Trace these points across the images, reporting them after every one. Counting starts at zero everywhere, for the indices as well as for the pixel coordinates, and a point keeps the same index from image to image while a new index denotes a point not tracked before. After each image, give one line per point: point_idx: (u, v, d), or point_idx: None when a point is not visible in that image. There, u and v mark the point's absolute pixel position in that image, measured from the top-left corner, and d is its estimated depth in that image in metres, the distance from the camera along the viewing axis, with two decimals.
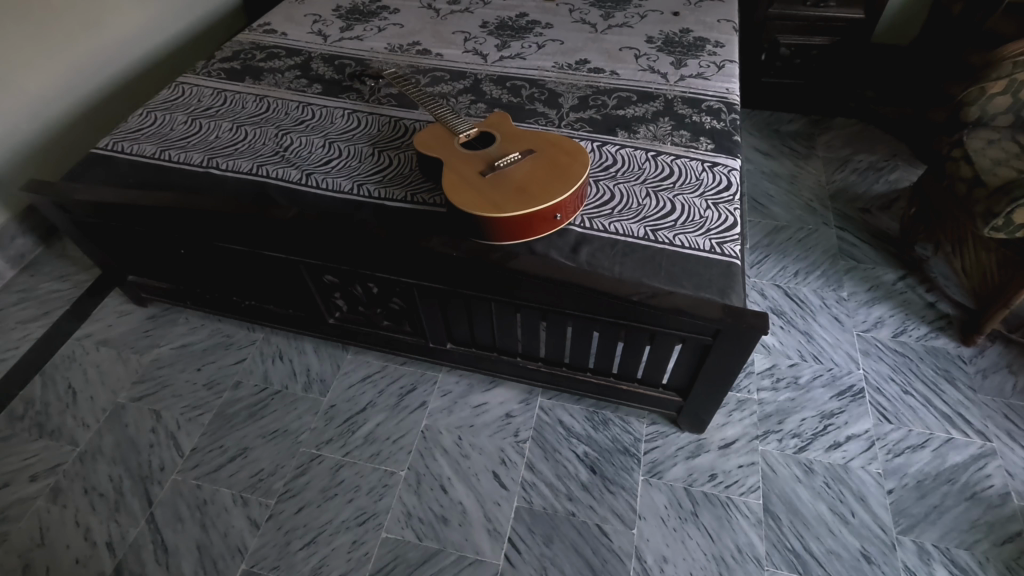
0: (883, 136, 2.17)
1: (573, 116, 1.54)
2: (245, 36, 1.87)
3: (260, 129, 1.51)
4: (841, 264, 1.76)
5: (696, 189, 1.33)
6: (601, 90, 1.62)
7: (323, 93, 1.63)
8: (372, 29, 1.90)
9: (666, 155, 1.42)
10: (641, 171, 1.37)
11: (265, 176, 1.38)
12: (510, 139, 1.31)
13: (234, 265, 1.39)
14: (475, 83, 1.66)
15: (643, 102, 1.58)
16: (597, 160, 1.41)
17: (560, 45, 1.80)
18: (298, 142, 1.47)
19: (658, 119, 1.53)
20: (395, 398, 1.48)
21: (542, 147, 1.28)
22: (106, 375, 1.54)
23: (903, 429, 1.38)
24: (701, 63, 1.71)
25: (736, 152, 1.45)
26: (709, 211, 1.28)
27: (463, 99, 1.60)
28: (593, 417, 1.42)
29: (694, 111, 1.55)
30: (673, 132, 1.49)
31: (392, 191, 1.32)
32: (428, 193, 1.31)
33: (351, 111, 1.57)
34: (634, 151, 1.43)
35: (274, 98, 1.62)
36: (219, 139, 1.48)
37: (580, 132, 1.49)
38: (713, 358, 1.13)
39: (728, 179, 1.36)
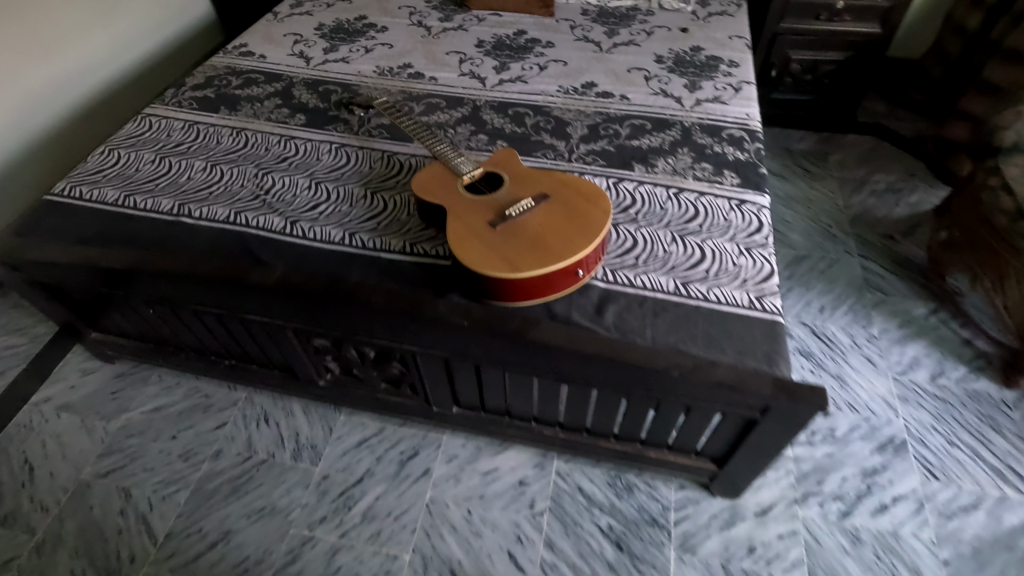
0: (901, 154, 2.07)
1: (583, 148, 1.41)
2: (218, 59, 1.71)
3: (237, 168, 1.36)
4: (868, 297, 1.64)
5: (726, 231, 1.21)
6: (612, 118, 1.49)
7: (306, 125, 1.49)
8: (358, 50, 1.75)
9: (689, 192, 1.30)
10: (663, 212, 1.24)
11: (243, 226, 1.23)
12: (520, 181, 1.16)
13: (211, 326, 1.23)
14: (473, 111, 1.52)
15: (658, 131, 1.45)
16: (615, 200, 1.27)
17: (564, 66, 1.66)
18: (281, 183, 1.32)
19: (678, 150, 1.40)
20: (395, 466, 1.33)
21: (558, 189, 1.14)
22: (68, 447, 1.38)
23: (953, 488, 1.27)
24: (716, 85, 1.59)
25: (764, 187, 1.32)
26: (742, 258, 1.15)
27: (461, 130, 1.46)
28: (615, 482, 1.29)
29: (715, 140, 1.42)
30: (694, 164, 1.36)
31: (389, 242, 1.18)
32: (429, 244, 1.17)
33: (339, 145, 1.42)
34: (654, 188, 1.30)
35: (252, 131, 1.46)
36: (191, 181, 1.33)
37: (593, 167, 1.36)
38: (760, 434, 1.00)
39: (759, 219, 1.24)
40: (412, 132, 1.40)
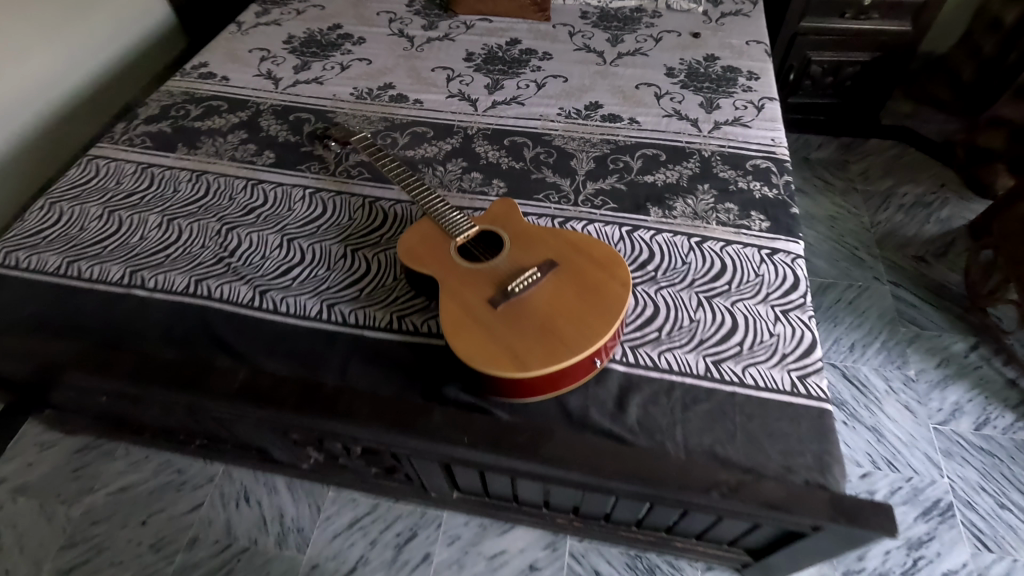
0: (928, 161, 1.91)
1: (591, 187, 1.24)
2: (175, 83, 1.52)
3: (197, 223, 1.19)
4: (901, 331, 1.51)
5: (757, 290, 1.06)
6: (622, 147, 1.32)
7: (276, 164, 1.31)
8: (333, 68, 1.56)
9: (713, 241, 1.14)
10: (685, 267, 1.09)
11: (205, 298, 1.07)
12: (523, 244, 1.01)
13: (174, 414, 1.08)
14: (464, 142, 1.35)
15: (674, 164, 1.28)
16: (629, 253, 1.12)
17: (564, 84, 1.48)
18: (247, 242, 1.16)
19: (697, 187, 1.24)
20: (391, 551, 1.21)
21: (567, 255, 0.98)
22: (27, 539, 1.24)
23: (1006, 561, 1.16)
24: (736, 103, 1.42)
25: (797, 231, 1.17)
26: (778, 325, 1.01)
27: (451, 167, 1.29)
28: (635, 564, 1.17)
29: (738, 174, 1.26)
30: (717, 205, 1.20)
31: (374, 317, 1.03)
32: (420, 318, 1.02)
33: (312, 191, 1.25)
34: (673, 237, 1.15)
35: (214, 174, 1.29)
36: (144, 241, 1.16)
37: (603, 211, 1.20)
38: (807, 545, 0.87)
39: (793, 273, 1.09)
40: (395, 175, 1.23)
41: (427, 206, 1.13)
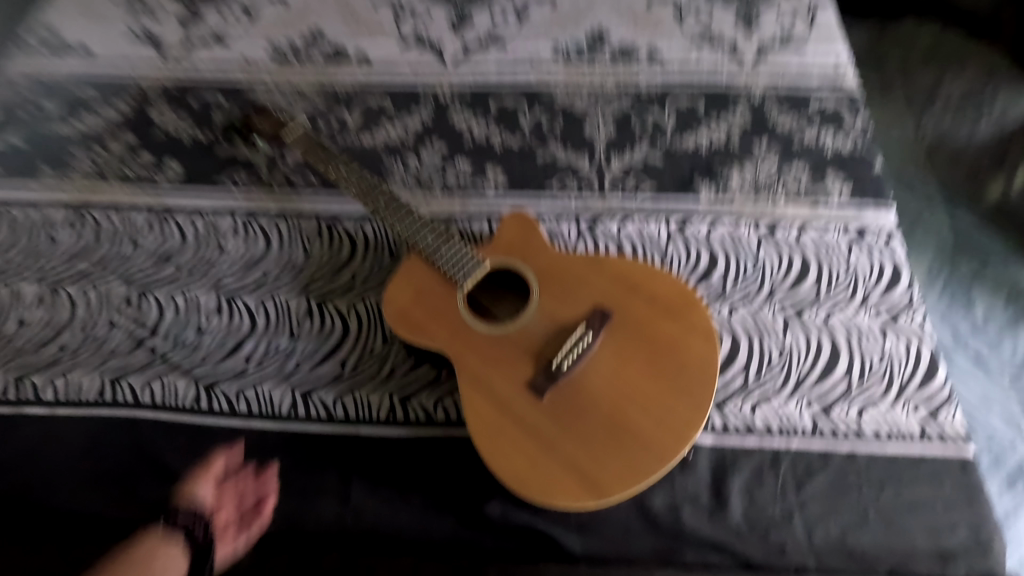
0: (972, 43, 1.61)
1: (617, 165, 0.94)
2: (16, 66, 1.08)
3: (94, 288, 0.87)
4: (963, 267, 1.32)
5: (852, 293, 0.83)
6: (647, 98, 1.00)
7: (186, 181, 0.96)
8: (234, 16, 1.13)
9: (786, 227, 0.88)
10: (758, 273, 0.85)
11: (131, 405, 0.79)
12: (557, 288, 0.74)
13: None
14: (437, 114, 1.00)
15: (718, 116, 0.98)
16: (683, 260, 0.86)
17: (553, 7, 1.11)
18: (171, 310, 0.85)
19: (754, 147, 0.95)
20: None
21: (620, 300, 0.72)
22: None
23: None
24: (781, 14, 1.08)
25: (886, 195, 0.91)
26: (887, 342, 0.80)
27: (428, 155, 0.96)
28: None
29: (803, 122, 0.96)
30: (783, 171, 0.92)
31: (369, 406, 0.77)
32: (431, 401, 0.77)
33: (244, 218, 0.92)
34: (734, 227, 0.88)
35: (101, 207, 0.93)
36: (26, 327, 0.84)
37: (640, 198, 0.91)
38: None
39: (891, 261, 0.86)
40: (350, 184, 0.87)
41: (408, 232, 0.81)
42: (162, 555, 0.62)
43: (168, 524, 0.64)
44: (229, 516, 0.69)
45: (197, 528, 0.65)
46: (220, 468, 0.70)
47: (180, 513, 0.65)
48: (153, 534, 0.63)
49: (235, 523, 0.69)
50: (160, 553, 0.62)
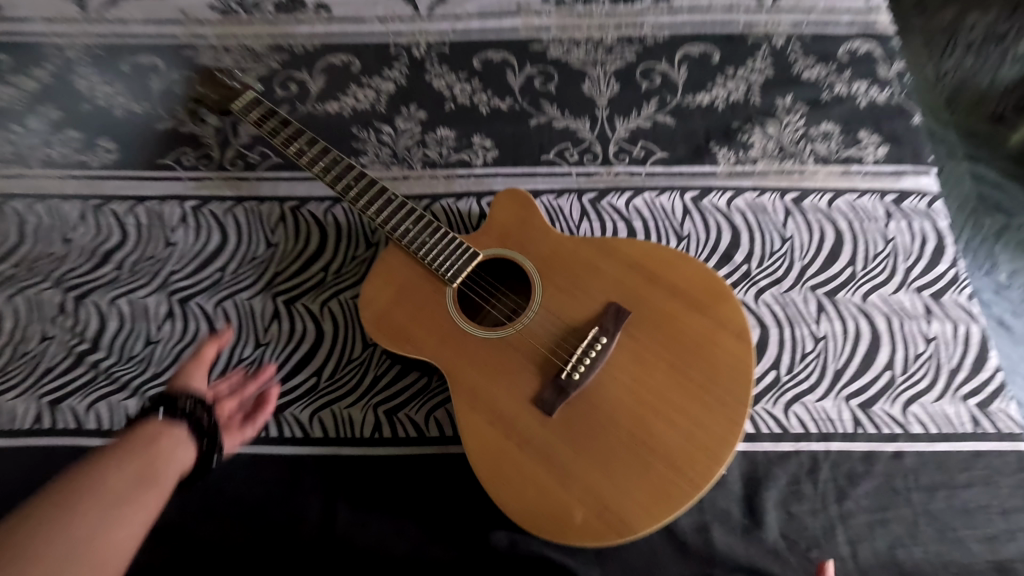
0: None
1: (622, 128, 0.82)
2: None
3: (21, 296, 0.75)
4: None
5: (891, 269, 0.74)
6: (653, 48, 0.87)
7: (122, 163, 0.82)
8: None
9: (815, 195, 0.78)
10: (786, 250, 0.75)
11: (73, 432, 0.68)
12: (564, 282, 0.63)
13: None
14: (413, 74, 0.86)
15: (735, 67, 0.85)
16: (702, 238, 0.76)
17: None
18: (114, 318, 0.73)
19: (777, 102, 0.83)
20: None
21: (638, 294, 0.62)
22: None
23: None
24: None
25: (926, 154, 0.80)
26: (932, 324, 0.71)
27: (404, 123, 0.83)
28: None
29: (832, 71, 0.84)
30: (811, 130, 0.81)
31: (350, 422, 0.68)
32: (421, 414, 0.67)
33: (194, 205, 0.79)
34: (758, 196, 0.78)
35: (24, 198, 0.80)
36: None
37: (649, 166, 0.79)
38: None
39: (934, 231, 0.76)
40: (316, 167, 0.72)
41: (386, 220, 0.69)
42: (165, 442, 0.51)
43: (169, 412, 0.53)
44: (230, 411, 0.61)
45: (204, 414, 0.54)
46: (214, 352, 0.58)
47: (181, 400, 0.54)
48: (153, 420, 0.52)
49: (239, 419, 0.61)
50: (162, 441, 0.51)
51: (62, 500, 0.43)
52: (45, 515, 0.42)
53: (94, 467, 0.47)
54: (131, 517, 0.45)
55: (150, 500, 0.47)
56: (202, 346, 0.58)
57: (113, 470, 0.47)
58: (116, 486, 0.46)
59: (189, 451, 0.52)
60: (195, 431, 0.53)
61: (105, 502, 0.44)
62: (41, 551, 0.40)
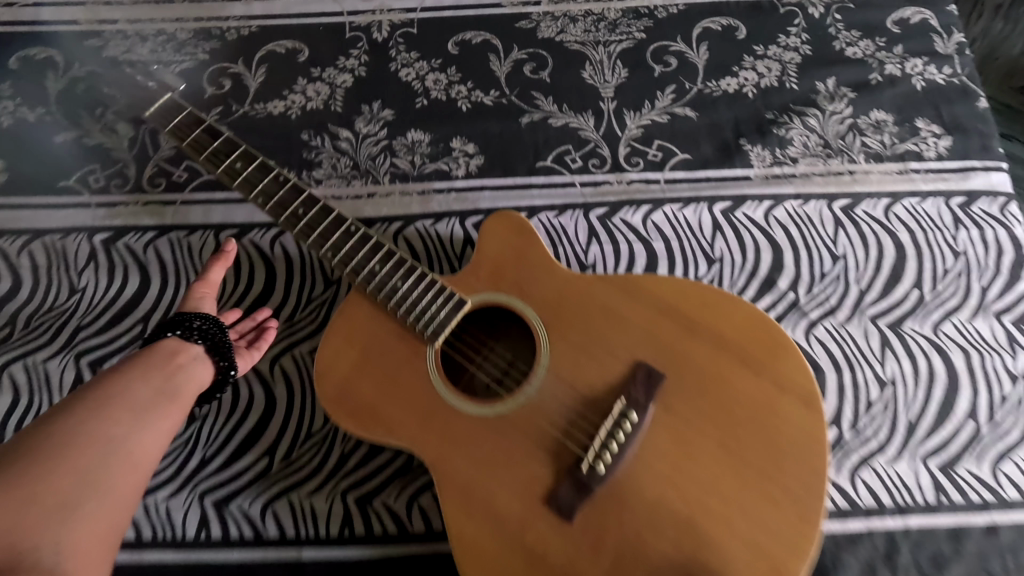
0: None
1: (633, 125, 0.67)
2: None
3: None
4: None
5: (964, 289, 0.61)
6: (666, 22, 0.71)
7: (14, 188, 0.65)
8: None
9: (870, 201, 0.64)
10: (839, 271, 0.62)
11: None
12: (577, 337, 0.49)
13: None
14: (374, 62, 0.70)
15: (765, 44, 0.70)
16: (737, 259, 0.62)
17: None
18: (6, 391, 0.58)
19: (818, 86, 0.68)
20: None
21: (673, 350, 0.48)
22: None
23: None
24: None
25: (995, 144, 0.67)
26: (1018, 358, 0.58)
27: (366, 125, 0.68)
28: None
29: (881, 46, 0.70)
30: (860, 120, 0.67)
31: (313, 516, 0.54)
32: (403, 503, 0.54)
33: (105, 239, 0.63)
34: (801, 205, 0.64)
35: None
36: None
37: (668, 170, 0.65)
38: None
39: (1012, 239, 0.63)
40: (252, 188, 0.57)
41: (345, 259, 0.54)
42: (183, 359, 0.49)
43: (182, 332, 0.50)
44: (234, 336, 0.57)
45: (217, 333, 0.52)
46: (220, 277, 0.56)
47: (195, 321, 0.51)
48: (168, 339, 0.49)
49: (245, 343, 0.57)
50: (180, 358, 0.48)
51: (91, 408, 0.43)
52: (78, 419, 0.42)
53: (116, 377, 0.45)
54: (158, 426, 0.45)
55: (171, 416, 0.46)
56: (209, 269, 0.56)
57: (135, 380, 0.45)
58: (141, 396, 0.45)
59: (207, 369, 0.50)
60: (212, 350, 0.51)
61: (132, 410, 0.44)
62: (79, 452, 0.40)
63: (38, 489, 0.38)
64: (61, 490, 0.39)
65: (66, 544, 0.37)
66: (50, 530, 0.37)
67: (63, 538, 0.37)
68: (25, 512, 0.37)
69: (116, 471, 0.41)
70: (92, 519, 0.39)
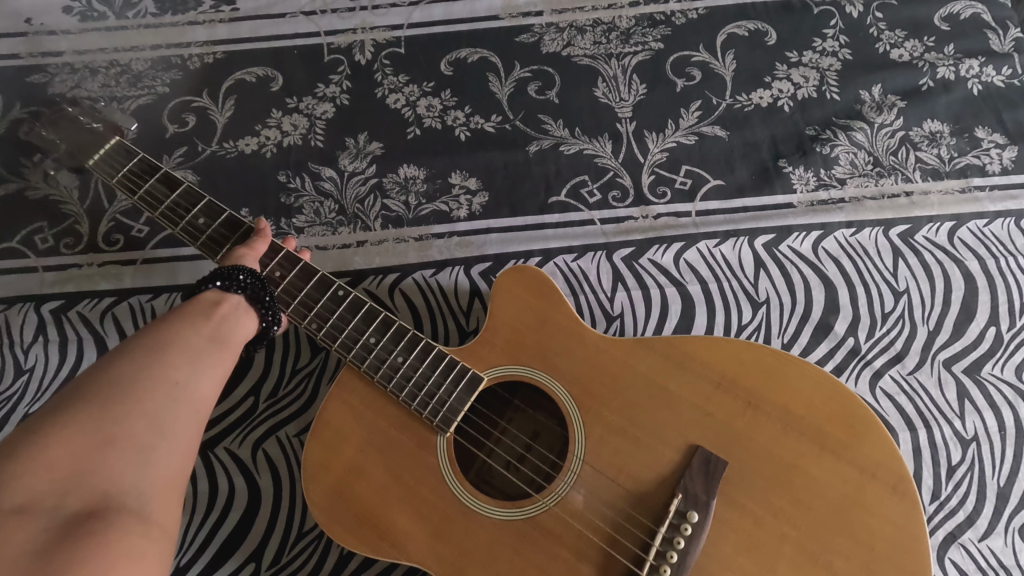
0: None
1: (657, 149, 0.59)
2: None
3: None
4: None
5: None
6: (686, 30, 0.63)
7: None
8: None
9: (931, 225, 0.56)
10: (902, 309, 0.54)
11: None
12: (615, 419, 0.42)
13: None
14: (358, 88, 0.62)
15: (800, 50, 0.62)
16: (785, 302, 0.54)
17: None
18: None
19: (862, 96, 0.60)
20: None
21: (734, 431, 0.40)
22: None
23: None
24: None
25: None
26: None
27: (351, 161, 0.59)
28: None
29: (930, 47, 0.62)
30: (913, 134, 0.59)
31: None
32: None
33: (54, 308, 0.55)
34: (854, 233, 0.56)
35: None
36: None
37: (700, 200, 0.57)
38: None
39: None
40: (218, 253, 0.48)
41: (332, 332, 0.45)
42: (225, 309, 0.40)
43: (225, 283, 0.41)
44: None
45: (264, 287, 0.43)
46: (266, 249, 0.47)
47: (236, 273, 0.42)
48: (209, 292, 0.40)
49: None
50: (223, 308, 0.40)
51: (143, 349, 0.35)
52: (132, 358, 0.34)
53: (168, 319, 0.37)
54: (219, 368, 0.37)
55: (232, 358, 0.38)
56: (254, 239, 0.47)
57: (192, 320, 0.38)
58: (199, 335, 0.37)
59: (252, 321, 0.41)
60: (258, 304, 0.42)
61: (193, 347, 0.36)
62: (141, 391, 0.33)
63: (101, 433, 0.31)
64: (130, 430, 0.31)
65: (143, 489, 0.30)
66: (123, 476, 0.30)
67: (137, 486, 0.30)
68: (94, 457, 0.30)
69: (182, 413, 0.34)
70: (165, 467, 0.32)
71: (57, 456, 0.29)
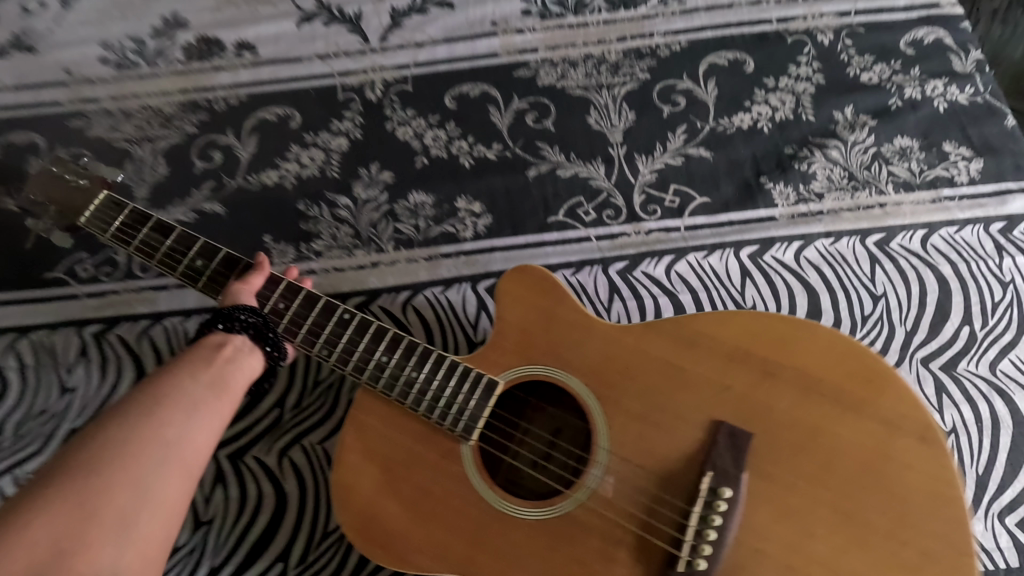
0: None
1: (646, 170, 0.63)
2: None
3: None
4: None
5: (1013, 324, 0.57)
6: (670, 61, 0.68)
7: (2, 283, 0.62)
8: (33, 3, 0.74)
9: (905, 233, 0.60)
10: (881, 312, 0.58)
11: None
12: (631, 407, 0.45)
13: None
14: (370, 122, 0.67)
15: (776, 76, 0.67)
16: (771, 307, 0.58)
17: None
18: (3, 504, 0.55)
19: (835, 116, 0.65)
20: None
21: (756, 402, 0.43)
22: None
23: None
24: None
25: None
26: None
27: (365, 189, 0.64)
28: None
29: (897, 69, 0.67)
30: (884, 149, 0.63)
31: None
32: None
33: (96, 331, 0.60)
34: (833, 242, 0.60)
35: None
36: None
37: (688, 216, 0.61)
38: None
39: None
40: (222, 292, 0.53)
41: (344, 355, 0.49)
42: (229, 351, 0.43)
43: (227, 323, 0.45)
44: None
45: (264, 323, 0.46)
46: (263, 281, 0.51)
47: (236, 312, 0.46)
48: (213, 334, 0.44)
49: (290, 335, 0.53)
50: (227, 350, 0.43)
51: (138, 407, 0.37)
52: (125, 419, 0.36)
53: (164, 375, 0.40)
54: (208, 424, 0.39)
55: (224, 409, 0.40)
56: (250, 274, 0.50)
57: (185, 376, 0.40)
58: (193, 390, 0.39)
59: (257, 357, 0.45)
60: (259, 340, 0.45)
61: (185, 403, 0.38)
62: (130, 456, 0.34)
63: (89, 499, 0.32)
64: (118, 498, 0.33)
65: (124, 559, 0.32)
66: (109, 543, 0.32)
67: (122, 553, 0.32)
68: (80, 526, 0.31)
69: (171, 474, 0.36)
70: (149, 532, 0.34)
71: (45, 528, 0.30)
